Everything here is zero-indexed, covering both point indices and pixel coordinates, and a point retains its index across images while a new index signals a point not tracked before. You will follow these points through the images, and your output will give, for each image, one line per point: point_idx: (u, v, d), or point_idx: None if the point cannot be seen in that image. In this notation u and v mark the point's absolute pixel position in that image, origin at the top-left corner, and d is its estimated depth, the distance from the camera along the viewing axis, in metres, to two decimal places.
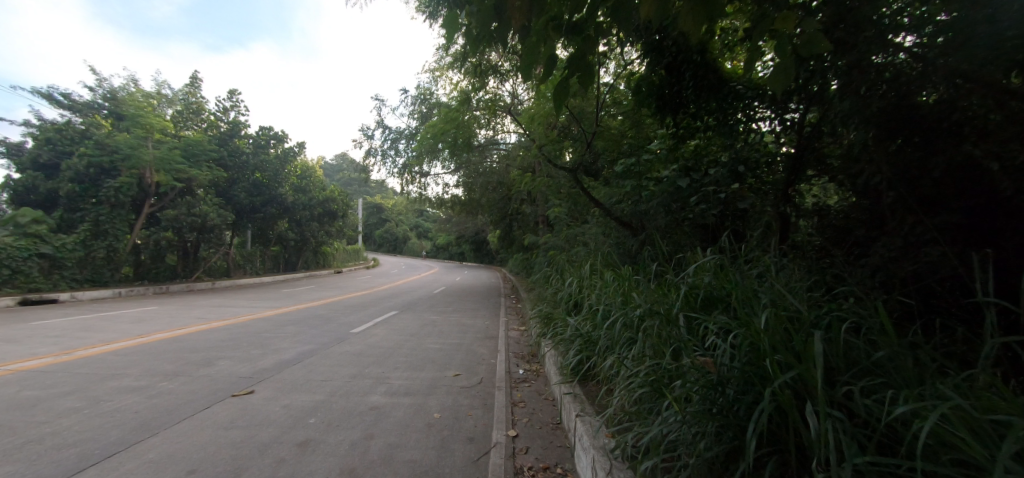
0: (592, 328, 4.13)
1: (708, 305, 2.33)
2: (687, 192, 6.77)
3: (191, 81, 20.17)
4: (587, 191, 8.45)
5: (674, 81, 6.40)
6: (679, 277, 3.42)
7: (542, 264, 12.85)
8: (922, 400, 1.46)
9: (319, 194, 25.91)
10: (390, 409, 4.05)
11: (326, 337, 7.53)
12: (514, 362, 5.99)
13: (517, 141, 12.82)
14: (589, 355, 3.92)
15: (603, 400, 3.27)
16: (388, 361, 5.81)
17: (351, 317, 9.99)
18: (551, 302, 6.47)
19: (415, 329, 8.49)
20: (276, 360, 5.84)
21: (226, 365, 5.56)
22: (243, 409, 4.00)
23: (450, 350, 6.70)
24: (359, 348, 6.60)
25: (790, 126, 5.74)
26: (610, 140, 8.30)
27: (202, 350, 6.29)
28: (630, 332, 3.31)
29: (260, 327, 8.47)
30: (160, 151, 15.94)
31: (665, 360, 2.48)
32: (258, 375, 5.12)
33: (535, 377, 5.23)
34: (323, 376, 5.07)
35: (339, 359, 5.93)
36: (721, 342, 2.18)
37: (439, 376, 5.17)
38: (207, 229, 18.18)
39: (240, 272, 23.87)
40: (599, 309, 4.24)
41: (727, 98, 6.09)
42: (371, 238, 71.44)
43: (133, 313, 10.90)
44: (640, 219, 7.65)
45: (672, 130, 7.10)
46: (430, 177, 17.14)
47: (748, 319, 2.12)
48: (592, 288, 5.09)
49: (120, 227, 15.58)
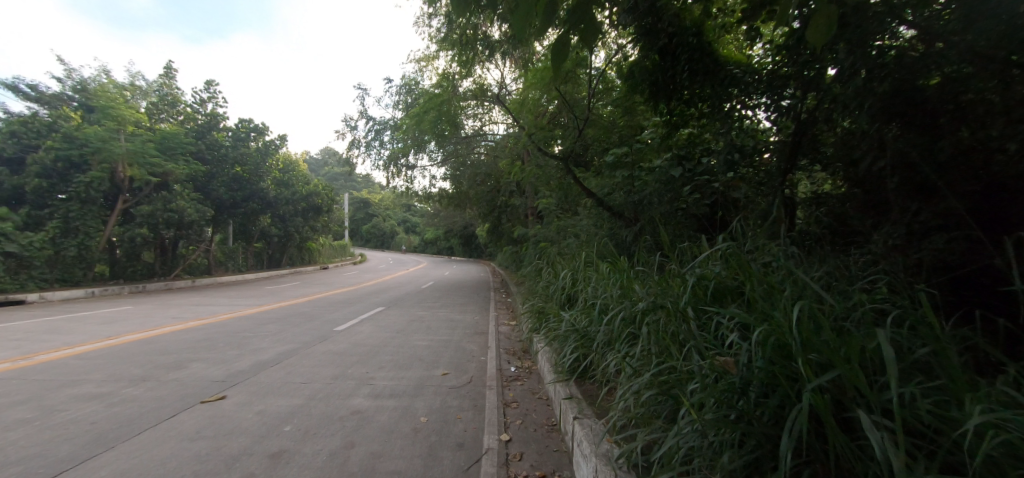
0: (589, 323, 3.92)
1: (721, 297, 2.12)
2: (681, 182, 6.62)
3: (166, 72, 19.40)
4: (579, 181, 8.19)
5: (668, 65, 6.15)
6: (683, 268, 3.20)
7: (532, 258, 12.57)
8: (990, 407, 1.25)
9: (302, 189, 25.22)
10: (373, 413, 3.77)
11: (308, 335, 7.20)
12: (505, 359, 5.76)
13: (505, 132, 12.50)
14: (586, 352, 3.69)
15: (604, 402, 3.04)
16: (372, 361, 5.52)
17: (335, 314, 9.63)
18: (543, 295, 6.25)
19: (402, 326, 8.18)
20: (253, 361, 5.52)
21: (199, 368, 5.22)
22: (213, 416, 3.69)
23: (437, 347, 6.43)
24: (342, 347, 6.30)
25: (786, 112, 5.56)
26: (602, 129, 8.03)
27: (173, 352, 5.92)
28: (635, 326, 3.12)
29: (239, 326, 8.09)
30: (133, 143, 15.30)
31: (676, 361, 2.26)
32: (233, 378, 4.80)
33: (527, 374, 5.00)
34: (303, 377, 4.77)
35: (321, 359, 5.63)
36: (740, 339, 1.96)
37: (426, 376, 4.91)
38: (185, 225, 17.40)
39: (221, 269, 23.18)
40: (595, 303, 4.02)
41: (726, 82, 5.84)
42: (358, 235, 70.45)
43: (105, 313, 10.38)
44: (635, 209, 7.43)
45: (666, 118, 6.89)
46: (416, 170, 16.69)
47: (770, 313, 1.91)
48: (586, 282, 4.86)
49: (91, 224, 14.92)
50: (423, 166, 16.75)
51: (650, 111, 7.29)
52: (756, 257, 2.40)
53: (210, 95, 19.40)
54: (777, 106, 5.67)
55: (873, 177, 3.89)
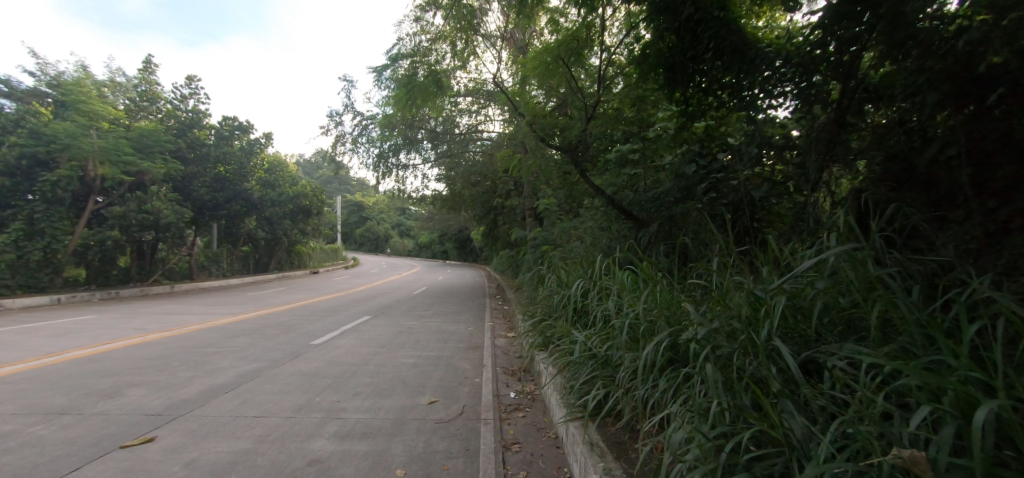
0: (609, 345, 3.17)
1: (782, 278, 1.75)
2: (695, 179, 5.99)
3: (145, 67, 18.46)
4: (584, 177, 7.37)
5: (688, 46, 5.42)
6: (740, 280, 2.46)
7: (530, 263, 11.76)
8: None
9: (289, 190, 24.26)
10: (338, 462, 2.95)
11: (278, 351, 6.37)
12: (503, 381, 4.98)
13: (502, 129, 11.67)
14: (607, 382, 2.93)
15: (638, 456, 2.26)
16: (347, 385, 4.69)
17: (315, 325, 8.77)
18: (547, 306, 5.49)
19: (388, 339, 7.34)
20: (205, 386, 4.69)
21: (137, 396, 4.38)
22: (128, 470, 2.85)
23: (425, 366, 5.60)
24: (314, 367, 5.47)
25: (814, 99, 4.88)
26: (607, 124, 7.21)
27: (114, 375, 5.07)
28: (687, 363, 2.39)
29: (203, 339, 7.23)
30: (105, 140, 14.34)
31: (771, 423, 1.49)
32: (172, 411, 3.95)
33: (530, 402, 4.23)
34: (259, 409, 3.94)
35: (287, 382, 4.81)
36: (905, 405, 1.20)
37: (409, 405, 4.10)
38: (162, 228, 16.44)
39: (203, 274, 22.16)
40: (615, 320, 3.28)
41: (755, 61, 5.00)
42: (351, 239, 69.18)
43: (62, 323, 9.43)
44: (649, 209, 6.61)
45: (680, 108, 6.24)
46: (408, 169, 15.79)
47: (959, 370, 1.17)
48: (600, 294, 4.08)
49: (58, 225, 13.95)
50: (416, 167, 15.91)
51: (664, 100, 6.56)
52: (872, 268, 1.69)
53: (192, 91, 18.47)
54: (804, 92, 4.93)
55: (942, 169, 3.20)
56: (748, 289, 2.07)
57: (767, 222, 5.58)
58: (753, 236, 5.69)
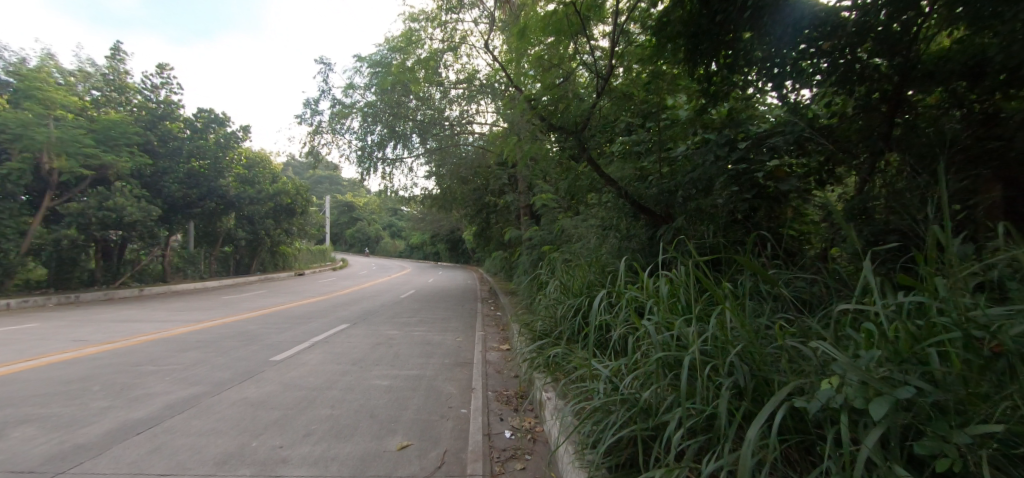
0: (642, 384, 2.23)
1: None
2: (716, 171, 4.76)
3: (114, 54, 17.28)
4: (595, 167, 6.22)
5: (716, 7, 4.28)
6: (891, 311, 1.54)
7: (525, 265, 10.83)
8: None
9: (269, 187, 23.08)
10: None
11: (229, 370, 5.36)
12: (497, 412, 4.05)
13: (495, 119, 10.75)
14: (641, 436, 2.00)
15: None
16: (298, 421, 3.72)
17: (283, 336, 7.75)
18: (547, 322, 4.57)
19: (362, 353, 6.34)
20: (117, 424, 3.69)
21: (21, 439, 3.37)
22: None
23: (402, 390, 4.65)
24: (266, 392, 4.49)
25: (851, 76, 4.06)
26: (613, 107, 6.21)
27: (7, 407, 4.04)
28: (812, 437, 1.44)
29: (147, 354, 6.20)
30: (62, 130, 13.08)
31: None
32: (53, 465, 2.94)
33: (530, 445, 3.31)
34: (170, 463, 2.95)
35: (223, 416, 3.82)
36: None
37: (373, 454, 3.13)
38: (128, 226, 15.18)
39: (178, 276, 20.94)
40: (651, 347, 2.35)
41: (799, 24, 3.99)
42: (341, 240, 67.80)
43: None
44: (666, 203, 5.59)
45: (700, 86, 5.18)
46: (396, 165, 14.75)
47: None
48: (620, 310, 3.14)
49: (8, 223, 12.74)
50: (404, 162, 14.89)
51: (679, 78, 5.59)
52: None
53: (164, 80, 17.27)
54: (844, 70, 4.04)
55: None
56: (945, 337, 1.18)
57: (800, 225, 4.68)
58: (785, 253, 4.51)
